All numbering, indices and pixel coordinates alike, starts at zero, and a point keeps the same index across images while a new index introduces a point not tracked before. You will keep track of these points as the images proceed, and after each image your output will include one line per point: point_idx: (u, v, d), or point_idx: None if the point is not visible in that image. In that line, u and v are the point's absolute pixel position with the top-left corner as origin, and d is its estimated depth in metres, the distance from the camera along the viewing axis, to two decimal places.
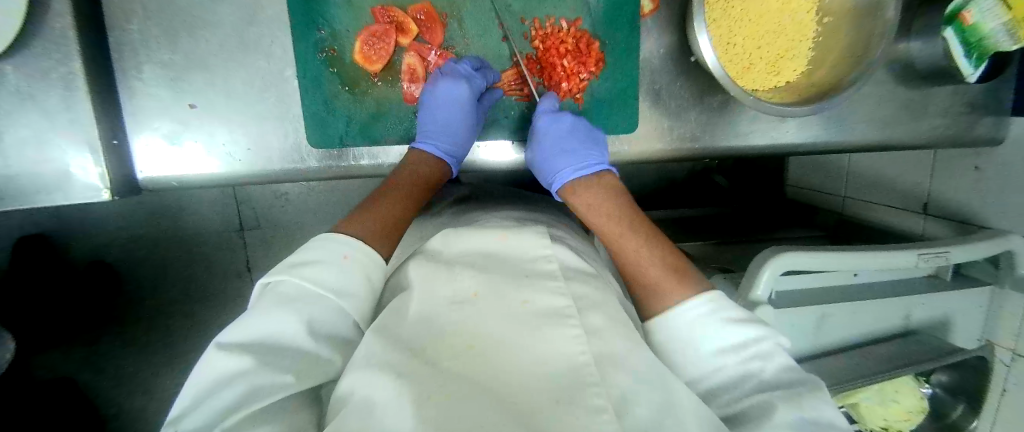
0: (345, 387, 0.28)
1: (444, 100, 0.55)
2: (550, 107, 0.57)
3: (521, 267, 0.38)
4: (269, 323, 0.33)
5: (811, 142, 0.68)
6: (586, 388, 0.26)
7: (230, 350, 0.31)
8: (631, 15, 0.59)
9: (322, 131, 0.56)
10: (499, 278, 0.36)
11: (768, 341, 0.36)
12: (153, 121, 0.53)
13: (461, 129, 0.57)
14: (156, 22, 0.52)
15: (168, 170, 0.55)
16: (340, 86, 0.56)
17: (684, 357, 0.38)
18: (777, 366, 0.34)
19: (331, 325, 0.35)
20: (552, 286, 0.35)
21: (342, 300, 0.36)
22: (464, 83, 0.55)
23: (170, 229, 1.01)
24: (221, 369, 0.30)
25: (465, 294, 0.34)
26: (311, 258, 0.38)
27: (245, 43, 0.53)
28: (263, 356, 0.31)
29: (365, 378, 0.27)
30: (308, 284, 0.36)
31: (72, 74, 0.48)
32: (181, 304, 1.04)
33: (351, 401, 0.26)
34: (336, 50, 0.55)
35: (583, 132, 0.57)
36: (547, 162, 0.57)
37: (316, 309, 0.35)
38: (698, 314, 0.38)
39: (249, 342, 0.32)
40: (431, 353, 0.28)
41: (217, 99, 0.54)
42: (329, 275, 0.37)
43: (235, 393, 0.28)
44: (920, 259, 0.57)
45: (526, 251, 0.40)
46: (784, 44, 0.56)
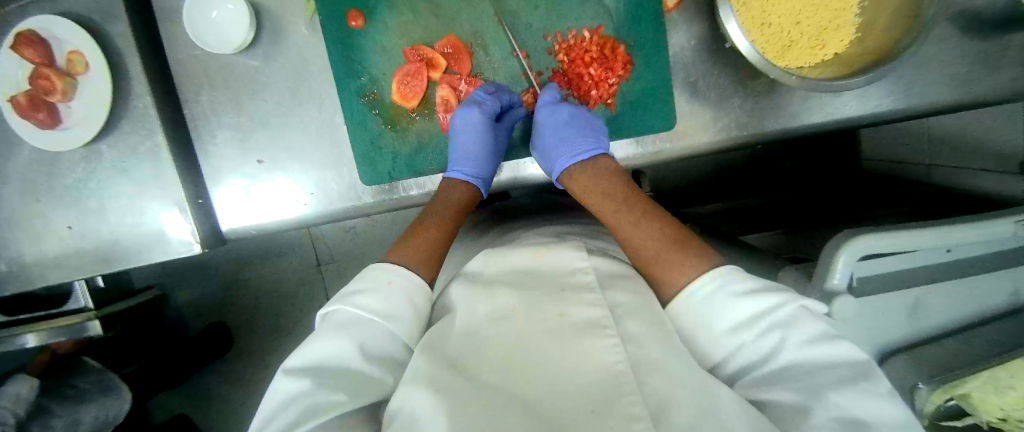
0: (395, 403, 0.30)
1: (463, 128, 0.57)
2: (550, 99, 0.59)
3: (559, 282, 0.38)
4: (325, 349, 0.35)
5: (876, 112, 0.63)
6: (620, 399, 0.27)
7: (292, 372, 0.34)
8: (655, 13, 0.58)
9: (372, 170, 0.60)
10: (537, 294, 0.36)
11: (788, 308, 0.34)
12: (229, 177, 0.59)
13: (484, 153, 0.58)
14: (221, 91, 0.58)
15: (246, 219, 0.60)
16: (384, 126, 0.59)
17: (705, 341, 0.37)
18: (801, 333, 0.32)
19: (383, 348, 0.37)
20: (589, 298, 0.35)
21: (389, 323, 0.38)
22: (476, 107, 0.56)
23: (251, 271, 1.11)
24: (283, 391, 0.32)
25: (503, 309, 0.34)
26: (361, 287, 0.41)
27: (298, 98, 0.59)
28: (322, 377, 0.33)
29: (412, 393, 0.29)
30: (358, 312, 0.38)
31: (158, 147, 0.55)
32: (262, 339, 1.12)
33: (400, 418, 0.28)
34: (377, 94, 0.59)
35: (583, 121, 0.57)
36: (549, 150, 0.58)
37: (366, 333, 0.37)
38: (706, 293, 0.37)
39: (308, 365, 0.34)
40: (473, 370, 0.30)
41: (279, 152, 0.59)
42: (375, 302, 0.39)
43: (294, 413, 0.30)
44: (1016, 227, 0.51)
45: (564, 263, 0.40)
46: (827, 15, 0.53)
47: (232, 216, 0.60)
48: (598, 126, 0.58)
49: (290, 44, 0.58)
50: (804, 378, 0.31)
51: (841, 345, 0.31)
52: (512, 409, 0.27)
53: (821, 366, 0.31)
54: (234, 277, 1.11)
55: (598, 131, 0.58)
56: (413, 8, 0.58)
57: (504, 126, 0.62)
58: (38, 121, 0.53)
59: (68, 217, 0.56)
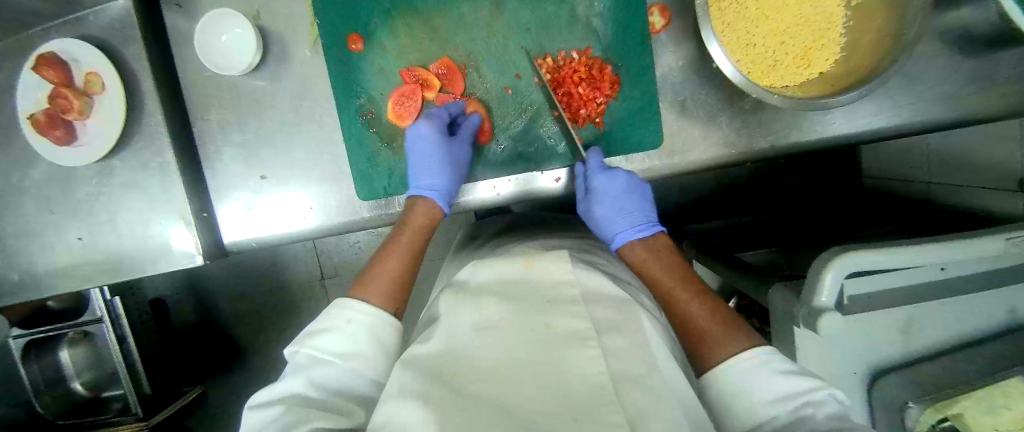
0: (380, 419, 0.29)
1: (417, 142, 0.58)
2: (598, 163, 0.59)
3: (545, 294, 0.37)
4: (291, 387, 0.38)
5: (865, 130, 0.64)
6: (602, 407, 0.27)
7: (263, 407, 0.37)
8: (641, 35, 0.60)
9: (369, 186, 0.62)
10: (524, 307, 0.35)
11: (822, 392, 0.37)
12: (234, 192, 0.61)
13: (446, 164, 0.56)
14: (228, 109, 0.61)
15: (248, 233, 0.62)
16: (380, 143, 0.61)
17: (745, 405, 0.38)
18: (829, 411, 0.35)
19: (341, 383, 0.39)
20: (573, 309, 0.35)
21: (347, 361, 0.40)
22: (426, 121, 0.58)
23: (259, 283, 1.12)
24: (252, 427, 0.36)
25: (491, 321, 0.35)
26: (323, 325, 0.42)
27: (301, 117, 0.61)
28: (293, 409, 0.36)
29: (399, 403, 0.29)
30: (317, 353, 0.40)
31: (166, 162, 0.57)
32: (263, 351, 1.13)
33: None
34: (373, 112, 0.61)
35: (639, 197, 0.59)
36: (601, 225, 0.60)
37: (328, 372, 0.39)
38: (755, 362, 0.40)
39: (277, 401, 0.38)
40: (457, 380, 0.30)
41: (280, 167, 0.61)
42: (333, 340, 0.41)
43: None
44: (1010, 244, 0.50)
45: (552, 275, 0.39)
46: (811, 35, 0.54)
47: (235, 230, 0.62)
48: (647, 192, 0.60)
49: (296, 64, 0.61)
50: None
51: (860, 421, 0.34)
52: (495, 418, 0.26)
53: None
54: (238, 290, 1.12)
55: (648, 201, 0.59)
56: (411, 32, 0.60)
57: (462, 138, 0.59)
58: (54, 138, 0.55)
59: (77, 229, 0.59)
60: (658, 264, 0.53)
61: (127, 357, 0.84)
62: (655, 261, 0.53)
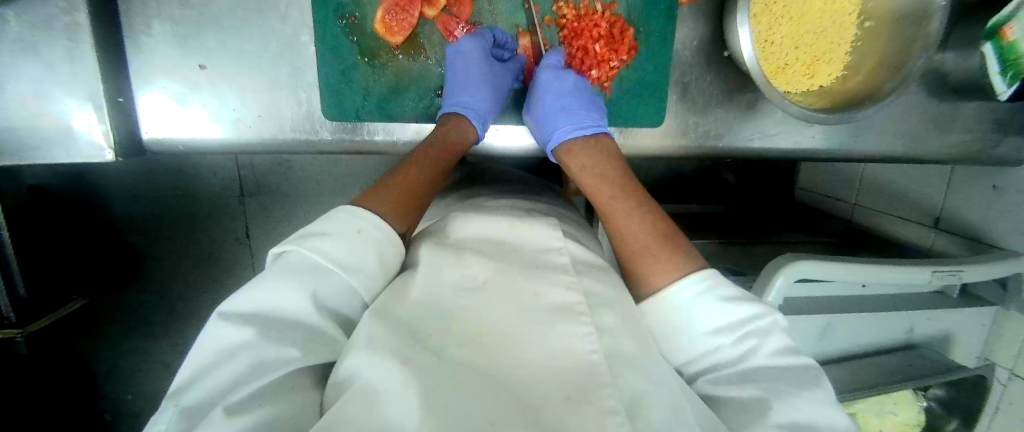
0: (345, 371, 0.27)
1: (457, 59, 0.54)
2: (556, 62, 0.56)
3: (532, 257, 0.38)
4: (278, 298, 0.31)
5: (834, 149, 0.67)
6: (597, 389, 0.26)
7: (230, 319, 0.30)
8: (668, 4, 0.56)
9: (338, 104, 0.54)
10: (512, 268, 0.35)
11: (764, 318, 0.36)
12: (161, 79, 0.51)
13: (483, 84, 0.54)
14: None
15: (174, 132, 0.53)
16: (360, 57, 0.53)
17: (687, 337, 0.37)
18: (771, 345, 0.35)
19: (336, 302, 0.34)
20: (563, 280, 0.35)
21: (352, 276, 0.35)
22: (476, 38, 0.54)
23: (177, 192, 0.98)
24: (223, 341, 0.29)
25: (474, 281, 0.34)
26: (323, 229, 0.36)
27: (260, 5, 0.51)
28: (270, 328, 0.30)
29: (368, 360, 0.26)
30: (318, 259, 0.34)
31: (76, 25, 0.45)
32: (173, 267, 1.01)
33: (353, 385, 0.25)
34: (358, 18, 0.52)
35: (586, 96, 0.56)
36: (545, 122, 0.55)
37: (323, 285, 0.33)
38: (691, 293, 0.38)
39: (253, 313, 0.31)
40: (438, 342, 0.28)
41: (227, 61, 0.52)
42: (339, 248, 0.35)
43: (239, 367, 0.27)
44: (934, 276, 0.57)
45: (535, 241, 0.41)
46: (823, 46, 0.54)
47: (159, 126, 0.52)
48: (596, 101, 0.57)
49: None
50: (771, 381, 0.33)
51: (805, 359, 0.34)
52: (486, 389, 0.25)
53: (786, 372, 0.33)
54: (148, 195, 0.97)
55: (597, 107, 0.56)
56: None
57: (507, 69, 0.58)
58: None
59: None
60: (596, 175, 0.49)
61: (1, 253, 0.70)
62: (594, 170, 0.50)
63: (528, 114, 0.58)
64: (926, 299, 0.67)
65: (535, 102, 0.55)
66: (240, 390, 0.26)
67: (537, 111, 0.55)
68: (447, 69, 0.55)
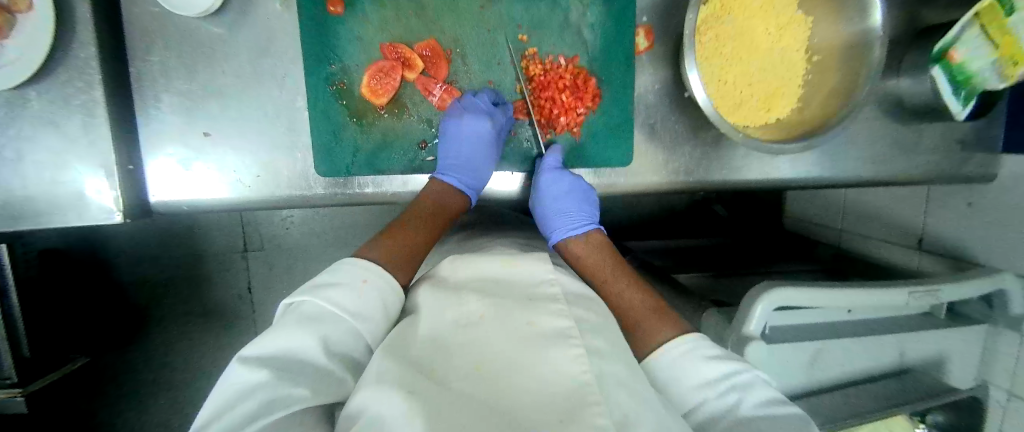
0: (357, 404, 0.28)
1: (467, 136, 0.56)
2: (554, 162, 0.59)
3: (525, 292, 0.39)
4: (292, 338, 0.33)
5: (804, 177, 0.70)
6: (586, 407, 0.27)
7: (248, 361, 0.31)
8: (626, 54, 0.62)
9: (329, 161, 0.58)
10: (510, 304, 0.37)
11: (745, 374, 0.40)
12: (169, 145, 0.55)
13: (483, 162, 0.59)
14: (176, 53, 0.54)
15: (180, 193, 0.56)
16: (348, 117, 0.58)
17: (679, 391, 0.40)
18: (754, 398, 0.38)
19: (346, 347, 0.35)
20: (556, 309, 0.36)
21: (360, 323, 0.37)
22: (486, 118, 0.56)
23: (179, 250, 1.00)
24: (239, 382, 0.30)
25: (471, 317, 0.35)
26: (333, 280, 0.39)
27: (259, 76, 0.56)
28: (284, 370, 0.31)
29: (375, 395, 0.27)
30: (326, 306, 0.36)
31: (93, 101, 0.49)
32: (172, 327, 1.00)
33: (363, 418, 0.27)
34: (345, 84, 0.57)
35: (580, 194, 0.59)
36: (546, 220, 0.60)
37: (333, 330, 0.35)
38: (681, 351, 0.42)
39: (267, 355, 0.32)
40: (440, 374, 0.29)
41: (229, 126, 0.56)
42: (348, 298, 0.38)
43: (254, 403, 0.28)
44: (911, 296, 0.59)
45: (532, 276, 0.42)
46: (775, 82, 0.60)
47: (165, 188, 0.56)
48: (589, 198, 0.61)
49: (263, 17, 0.56)
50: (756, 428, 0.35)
51: (790, 407, 0.36)
52: (482, 411, 0.26)
53: (774, 422, 0.35)
54: (152, 254, 0.99)
55: (589, 202, 0.60)
56: (398, 8, 0.58)
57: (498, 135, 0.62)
58: None
59: None
60: (592, 257, 0.56)
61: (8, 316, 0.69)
62: (589, 254, 0.57)
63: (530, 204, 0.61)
64: (915, 318, 0.67)
65: (535, 199, 0.59)
66: (254, 425, 0.27)
67: (541, 209, 0.59)
68: (445, 138, 0.58)
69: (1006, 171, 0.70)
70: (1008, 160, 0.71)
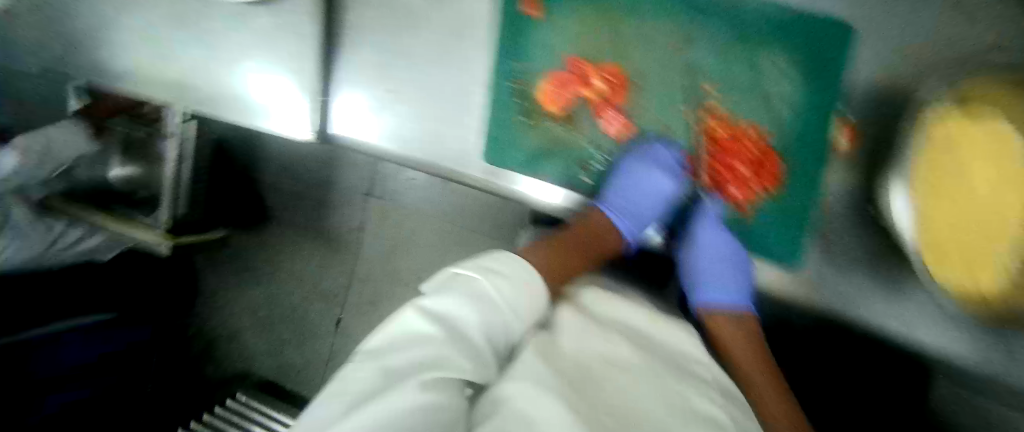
0: (505, 394, 0.26)
1: (642, 179, 0.61)
2: (715, 212, 0.63)
3: (670, 357, 0.37)
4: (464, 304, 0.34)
5: (990, 340, 0.57)
6: None
7: (423, 313, 0.32)
8: (822, 145, 0.59)
9: (498, 154, 0.60)
10: (663, 364, 0.35)
11: None
12: (353, 88, 0.62)
13: (645, 213, 0.65)
14: (388, 16, 0.60)
15: (350, 131, 0.62)
16: (518, 116, 0.60)
17: None
18: None
19: (494, 336, 0.35)
20: (695, 389, 0.33)
21: (513, 320, 0.37)
22: (667, 177, 0.61)
23: (307, 168, 1.10)
24: (417, 328, 0.30)
25: (617, 359, 0.33)
26: (494, 266, 0.40)
27: (446, 52, 0.60)
28: (451, 332, 0.31)
29: (517, 393, 0.26)
30: (496, 292, 0.36)
31: (308, 31, 0.56)
32: (284, 230, 1.14)
33: (505, 412, 0.24)
34: (525, 83, 0.60)
35: (738, 262, 0.61)
36: (698, 281, 0.63)
37: (493, 314, 0.35)
38: None
39: (439, 312, 0.32)
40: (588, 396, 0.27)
41: (408, 89, 0.61)
42: (509, 290, 0.38)
43: (425, 353, 0.28)
44: None
45: (670, 342, 0.40)
46: (993, 230, 0.47)
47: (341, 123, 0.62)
48: (744, 266, 0.62)
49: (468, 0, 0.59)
50: None
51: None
52: None
53: None
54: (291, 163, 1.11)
55: (741, 275, 0.61)
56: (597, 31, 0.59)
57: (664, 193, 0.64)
58: None
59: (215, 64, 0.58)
60: (741, 333, 0.56)
61: (178, 177, 0.85)
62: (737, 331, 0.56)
63: (687, 259, 0.65)
64: None
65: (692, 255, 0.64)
66: (424, 369, 0.26)
67: (697, 262, 0.62)
68: (619, 175, 0.62)
69: None
70: None
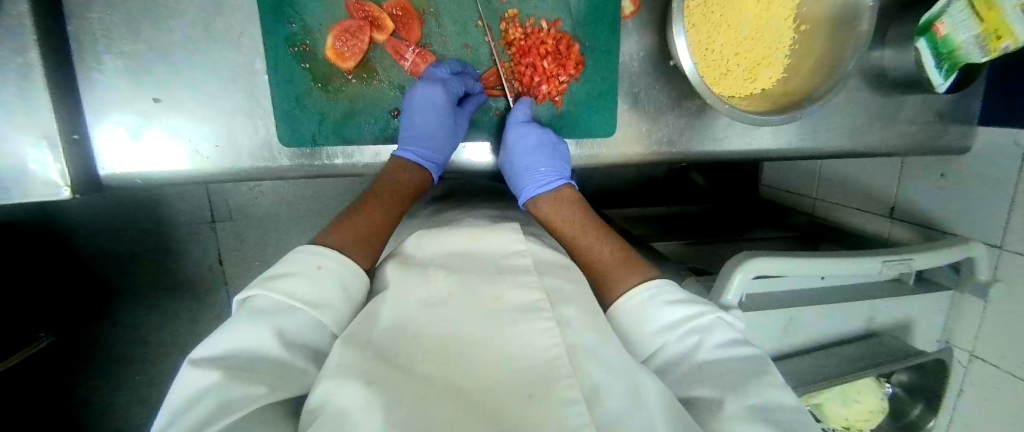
0: (319, 396, 0.27)
1: (423, 106, 0.54)
2: (523, 115, 0.57)
3: (496, 262, 0.40)
4: (240, 337, 0.32)
5: (785, 147, 0.69)
6: (559, 381, 0.27)
7: (198, 365, 0.30)
8: (612, 19, 0.59)
9: (293, 130, 0.55)
10: (474, 278, 0.36)
11: (707, 316, 0.39)
12: (116, 113, 0.50)
13: (445, 137, 0.56)
14: (118, 10, 0.48)
15: (135, 165, 0.52)
16: (313, 83, 0.54)
17: (637, 336, 0.40)
18: (715, 340, 0.37)
19: (304, 337, 0.35)
20: (526, 281, 0.36)
21: (317, 311, 0.36)
22: (441, 86, 0.53)
23: (145, 225, 0.95)
24: (191, 386, 0.29)
25: (439, 296, 0.34)
26: (285, 270, 0.38)
27: (211, 35, 0.51)
28: (236, 370, 0.30)
29: (336, 386, 0.26)
30: (283, 298, 0.36)
31: (29, 65, 0.44)
32: (141, 302, 0.98)
33: (327, 411, 0.25)
34: (309, 45, 0.53)
35: (551, 146, 0.57)
36: (516, 177, 0.57)
37: (288, 321, 0.34)
38: (641, 299, 0.41)
39: (219, 355, 0.31)
40: (405, 360, 0.28)
41: (183, 93, 0.51)
42: (303, 286, 0.37)
43: (201, 410, 0.27)
44: (884, 265, 0.60)
45: (500, 247, 0.42)
46: (760, 53, 0.58)
47: (119, 160, 0.51)
48: (561, 150, 0.58)
49: None
50: (722, 376, 0.34)
51: (747, 348, 0.37)
52: (446, 400, 0.25)
53: (738, 362, 0.35)
54: (110, 228, 0.94)
55: (560, 156, 0.58)
56: None
57: (465, 110, 0.59)
58: None
59: None
60: (562, 215, 0.54)
61: None
62: (564, 214, 0.54)
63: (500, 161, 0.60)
64: (886, 287, 0.70)
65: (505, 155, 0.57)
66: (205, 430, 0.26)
67: (511, 164, 0.57)
68: (405, 111, 0.55)
69: (981, 141, 0.71)
70: (983, 131, 0.72)
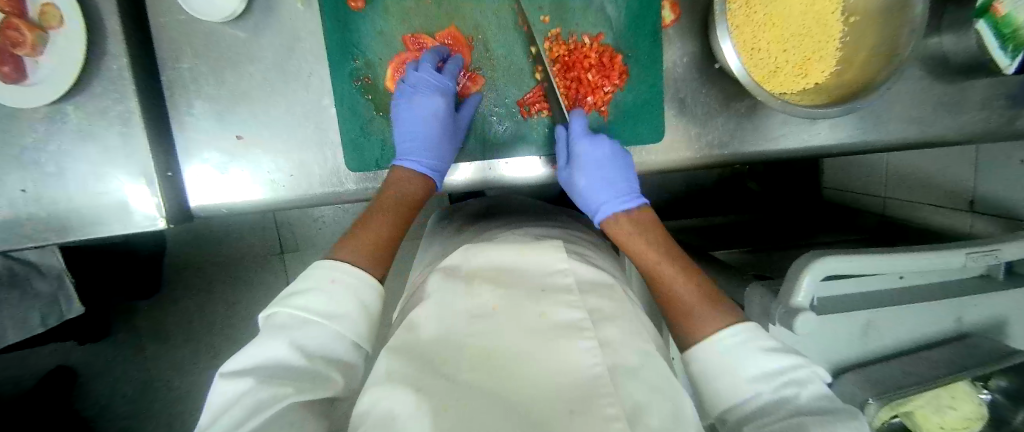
0: (365, 403, 0.28)
1: (415, 112, 0.54)
2: (581, 128, 0.56)
3: (538, 282, 0.39)
4: (265, 352, 0.35)
5: (845, 143, 0.66)
6: (598, 400, 0.27)
7: (231, 377, 0.33)
8: (653, 27, 0.60)
9: (359, 156, 0.58)
10: (521, 295, 0.36)
11: (802, 371, 0.39)
12: (204, 151, 0.56)
13: (443, 143, 0.56)
14: (204, 60, 0.54)
15: (218, 197, 0.57)
16: (375, 112, 0.58)
17: (730, 382, 0.39)
18: (809, 391, 0.37)
19: (326, 348, 0.37)
20: (566, 300, 0.36)
21: (334, 322, 0.37)
22: (434, 93, 0.54)
23: (218, 251, 1.04)
24: (226, 395, 0.32)
25: (485, 307, 0.35)
26: (302, 286, 0.39)
27: (284, 76, 0.56)
28: (264, 377, 0.33)
29: (388, 390, 0.27)
30: (300, 312, 0.37)
31: (130, 112, 0.50)
32: (216, 324, 1.05)
33: (373, 414, 0.27)
34: (371, 78, 0.57)
35: (619, 163, 0.57)
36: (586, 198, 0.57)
37: (307, 332, 0.36)
38: (736, 342, 0.40)
39: (249, 367, 0.34)
40: (451, 367, 0.29)
41: (260, 129, 0.56)
42: (318, 300, 0.38)
43: (233, 417, 0.29)
44: (968, 258, 0.55)
45: (545, 264, 0.41)
46: (814, 44, 0.56)
47: (203, 193, 0.56)
48: (626, 164, 0.58)
49: (283, 16, 0.55)
50: None
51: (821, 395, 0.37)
52: (491, 408, 0.26)
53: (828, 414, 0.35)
54: (190, 255, 1.03)
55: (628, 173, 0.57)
56: None
57: (463, 114, 0.58)
58: (3, 74, 0.46)
59: (19, 178, 0.50)
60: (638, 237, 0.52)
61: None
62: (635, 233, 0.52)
63: (562, 180, 0.59)
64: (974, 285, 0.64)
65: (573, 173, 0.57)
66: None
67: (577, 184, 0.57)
68: (401, 120, 0.56)
69: None
70: None
